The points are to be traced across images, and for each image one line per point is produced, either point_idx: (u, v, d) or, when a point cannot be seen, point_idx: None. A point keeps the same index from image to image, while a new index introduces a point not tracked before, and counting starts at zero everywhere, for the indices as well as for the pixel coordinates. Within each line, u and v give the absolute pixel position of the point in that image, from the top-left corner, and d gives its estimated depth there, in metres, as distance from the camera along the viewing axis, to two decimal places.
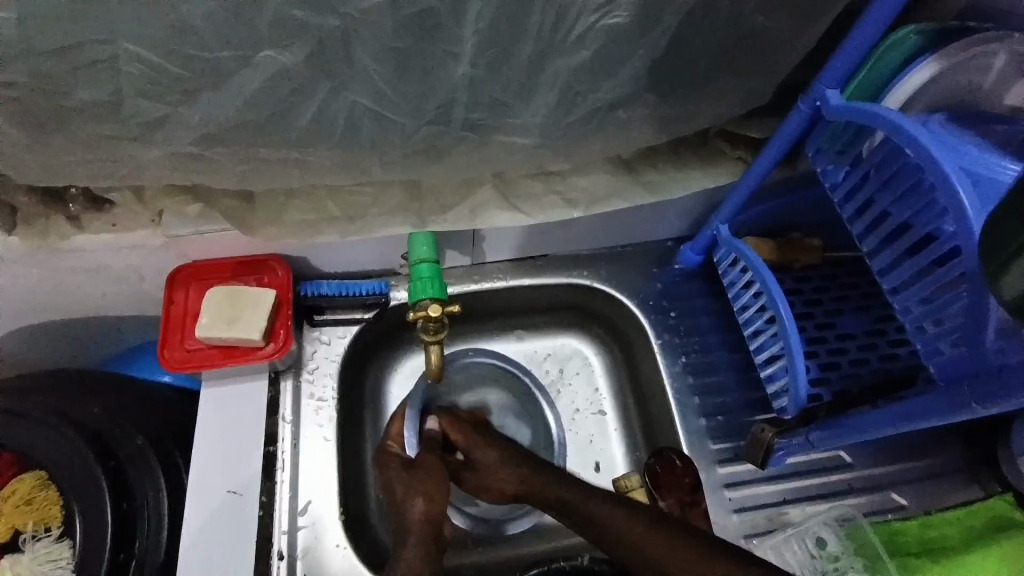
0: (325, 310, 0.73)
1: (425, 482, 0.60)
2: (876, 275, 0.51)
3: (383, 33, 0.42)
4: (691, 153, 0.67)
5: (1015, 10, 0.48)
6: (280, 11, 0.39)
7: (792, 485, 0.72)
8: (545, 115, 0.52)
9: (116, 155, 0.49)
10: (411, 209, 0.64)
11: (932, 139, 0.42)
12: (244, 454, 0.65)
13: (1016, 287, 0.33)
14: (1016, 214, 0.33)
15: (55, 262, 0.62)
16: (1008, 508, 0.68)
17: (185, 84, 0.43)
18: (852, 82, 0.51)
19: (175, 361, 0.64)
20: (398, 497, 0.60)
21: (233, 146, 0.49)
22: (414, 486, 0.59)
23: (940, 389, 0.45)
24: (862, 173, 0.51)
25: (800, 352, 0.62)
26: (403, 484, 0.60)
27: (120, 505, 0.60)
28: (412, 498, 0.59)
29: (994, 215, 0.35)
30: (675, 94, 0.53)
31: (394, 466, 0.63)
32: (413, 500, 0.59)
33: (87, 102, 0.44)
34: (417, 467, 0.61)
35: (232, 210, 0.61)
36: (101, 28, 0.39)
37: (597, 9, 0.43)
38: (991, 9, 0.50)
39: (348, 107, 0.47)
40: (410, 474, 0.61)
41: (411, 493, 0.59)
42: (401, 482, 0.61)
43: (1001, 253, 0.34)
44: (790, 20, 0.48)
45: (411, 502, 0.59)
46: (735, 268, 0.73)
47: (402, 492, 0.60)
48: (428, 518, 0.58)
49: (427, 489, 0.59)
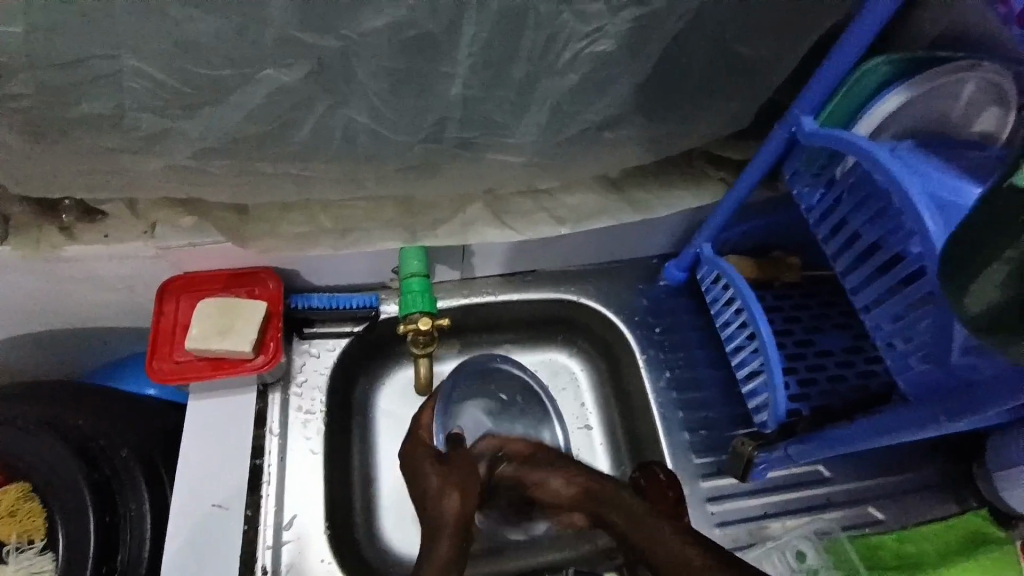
0: (316, 323, 0.74)
1: (458, 475, 0.60)
2: (850, 292, 0.53)
3: (381, 54, 0.44)
4: (676, 174, 0.69)
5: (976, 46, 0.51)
6: (284, 32, 0.41)
7: (773, 500, 0.72)
8: (536, 133, 0.53)
9: (114, 166, 0.50)
10: (404, 223, 0.66)
11: (899, 164, 0.45)
12: (229, 467, 0.65)
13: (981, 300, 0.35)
14: (977, 232, 0.35)
15: (46, 271, 0.62)
16: (984, 523, 0.70)
17: (187, 98, 0.44)
18: (827, 107, 0.53)
19: (163, 372, 0.64)
20: (432, 489, 0.59)
21: (232, 159, 0.50)
22: (448, 478, 0.59)
23: (912, 403, 0.47)
24: (835, 195, 0.53)
25: (780, 367, 0.64)
26: (435, 475, 0.60)
27: (104, 518, 0.59)
28: (448, 491, 0.58)
29: (956, 233, 0.37)
30: (660, 117, 0.55)
31: (425, 457, 0.62)
32: (446, 490, 0.58)
33: (89, 114, 0.45)
34: (451, 462, 0.61)
35: (226, 221, 0.62)
36: (109, 44, 0.40)
37: (585, 36, 0.45)
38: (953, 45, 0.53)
39: (344, 123, 0.49)
40: (445, 466, 0.60)
41: (446, 486, 0.58)
42: (434, 474, 0.60)
43: (963, 273, 0.36)
44: (766, 51, 0.51)
45: (441, 492, 0.58)
46: (717, 285, 0.75)
47: (436, 482, 0.59)
48: (462, 513, 0.56)
49: (462, 481, 0.59)
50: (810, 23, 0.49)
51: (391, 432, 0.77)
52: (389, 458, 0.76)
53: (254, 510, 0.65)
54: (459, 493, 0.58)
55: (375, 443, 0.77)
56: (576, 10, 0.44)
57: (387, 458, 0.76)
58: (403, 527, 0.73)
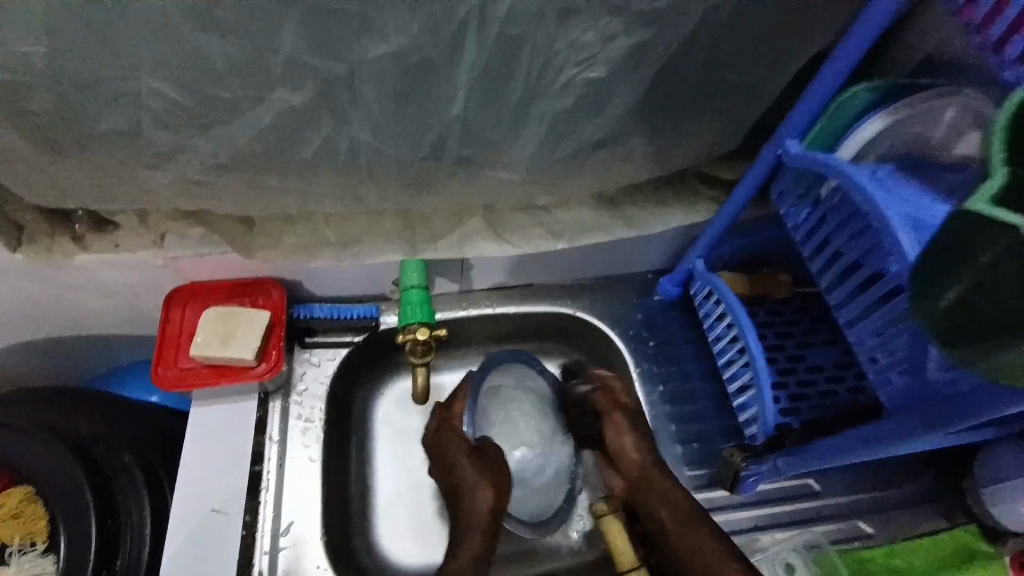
0: (317, 333, 0.76)
1: (493, 472, 0.65)
2: (834, 308, 0.55)
3: (385, 78, 0.46)
4: (670, 192, 0.71)
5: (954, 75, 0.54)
6: (293, 57, 0.43)
7: (764, 513, 0.74)
8: (532, 152, 0.56)
9: (127, 179, 0.52)
10: (404, 236, 0.68)
11: (877, 187, 0.47)
12: (229, 473, 0.66)
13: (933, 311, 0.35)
14: (945, 246, 0.34)
15: (56, 278, 0.64)
16: (974, 540, 0.71)
17: (199, 117, 0.47)
18: (811, 131, 0.55)
19: (168, 379, 0.65)
20: (467, 482, 0.64)
21: (240, 174, 0.53)
22: (483, 474, 0.65)
23: (893, 417, 0.48)
24: (819, 215, 0.55)
25: (769, 381, 0.66)
26: (466, 470, 0.65)
27: (105, 521, 0.60)
28: (482, 488, 0.64)
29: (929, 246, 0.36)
30: (652, 138, 0.58)
31: (460, 450, 0.67)
32: (478, 485, 0.64)
33: (106, 131, 0.47)
34: (485, 458, 0.67)
35: (232, 233, 0.64)
36: (128, 66, 0.42)
37: (579, 63, 0.48)
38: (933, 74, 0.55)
39: (349, 141, 0.51)
40: (479, 460, 0.66)
41: (481, 480, 0.64)
42: (469, 467, 0.66)
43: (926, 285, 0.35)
44: (753, 78, 0.54)
45: (472, 486, 0.64)
46: (709, 300, 0.76)
47: (465, 477, 0.65)
48: (494, 510, 0.63)
49: (495, 478, 0.65)
50: (795, 51, 0.52)
51: (389, 441, 0.79)
52: (387, 467, 0.77)
53: (253, 515, 0.66)
54: (492, 486, 0.64)
55: (373, 452, 0.78)
56: (569, 39, 0.46)
57: (384, 467, 0.77)
58: (398, 535, 0.74)
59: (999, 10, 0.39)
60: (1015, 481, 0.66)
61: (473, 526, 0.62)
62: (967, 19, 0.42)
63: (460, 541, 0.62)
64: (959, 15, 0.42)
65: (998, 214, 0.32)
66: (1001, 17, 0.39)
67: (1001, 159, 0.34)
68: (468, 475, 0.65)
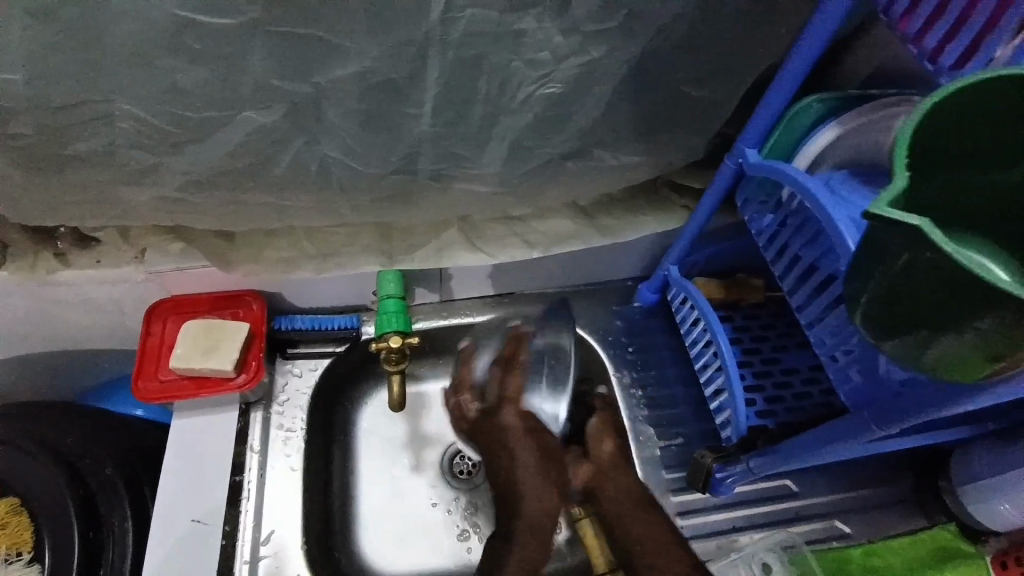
0: (299, 344, 0.76)
1: (555, 474, 0.64)
2: (796, 310, 0.57)
3: (351, 98, 0.48)
4: (643, 200, 0.72)
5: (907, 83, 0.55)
6: (261, 80, 0.45)
7: (744, 515, 0.74)
8: (500, 165, 0.58)
9: (107, 197, 0.54)
10: (381, 248, 0.69)
11: (826, 193, 0.49)
12: (211, 483, 0.67)
13: (878, 285, 0.35)
14: (869, 242, 0.36)
15: (40, 295, 0.66)
16: (952, 538, 0.71)
17: (175, 137, 0.48)
18: (769, 140, 0.57)
19: (148, 391, 0.66)
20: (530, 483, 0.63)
21: (217, 191, 0.55)
22: (548, 478, 0.64)
23: (851, 414, 0.50)
24: (779, 220, 0.57)
25: (741, 384, 0.67)
26: (525, 471, 0.64)
27: (87, 532, 0.61)
28: (546, 493, 0.63)
29: (859, 247, 0.37)
30: (618, 148, 0.59)
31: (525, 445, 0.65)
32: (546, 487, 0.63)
33: (84, 151, 0.49)
34: (546, 457, 0.65)
35: (213, 247, 0.66)
36: (103, 91, 0.44)
37: (536, 80, 0.50)
38: (889, 82, 0.57)
39: (319, 158, 0.53)
40: (543, 463, 0.64)
41: (545, 484, 0.63)
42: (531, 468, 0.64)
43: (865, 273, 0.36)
44: (710, 91, 0.56)
45: (535, 489, 0.63)
46: (685, 306, 0.78)
47: (523, 478, 0.64)
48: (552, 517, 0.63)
49: (558, 484, 0.64)
50: (748, 65, 0.54)
51: (374, 451, 0.80)
52: (372, 476, 0.78)
53: (233, 525, 0.66)
54: (555, 492, 0.63)
55: (357, 461, 0.79)
56: (525, 58, 0.48)
57: (368, 476, 0.78)
58: (383, 544, 0.75)
59: (933, 21, 0.41)
60: (989, 480, 0.66)
61: (534, 530, 0.62)
62: (903, 31, 0.43)
63: (519, 544, 0.61)
64: (895, 28, 0.44)
65: (892, 214, 0.32)
66: (936, 27, 0.41)
67: (905, 161, 0.34)
68: (535, 477, 0.64)
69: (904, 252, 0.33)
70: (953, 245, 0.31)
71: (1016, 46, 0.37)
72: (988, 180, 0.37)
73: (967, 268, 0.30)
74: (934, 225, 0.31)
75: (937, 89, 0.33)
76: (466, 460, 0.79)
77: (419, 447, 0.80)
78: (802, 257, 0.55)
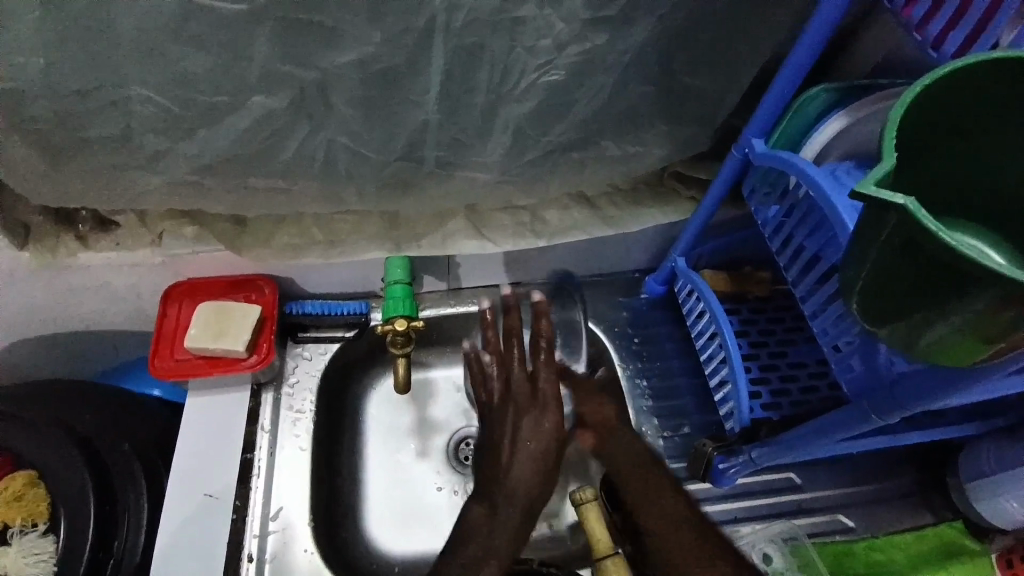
0: (309, 328, 0.78)
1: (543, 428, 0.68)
2: (799, 301, 0.56)
3: (354, 84, 0.49)
4: (648, 191, 0.72)
5: (919, 70, 0.54)
6: (267, 66, 0.47)
7: (743, 506, 0.74)
8: (502, 153, 0.58)
9: (121, 181, 0.56)
10: (388, 236, 0.71)
11: (829, 181, 0.48)
12: (221, 463, 0.69)
13: (877, 264, 0.35)
14: (867, 229, 0.35)
15: (61, 277, 0.68)
16: (958, 535, 0.71)
17: (186, 122, 0.50)
18: (776, 130, 0.57)
19: (164, 369, 0.69)
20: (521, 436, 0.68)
21: (226, 176, 0.56)
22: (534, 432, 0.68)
23: (851, 404, 0.50)
24: (784, 209, 0.56)
25: (744, 376, 0.67)
26: (532, 429, 0.68)
27: (103, 506, 0.64)
28: (530, 442, 0.67)
29: (857, 234, 0.37)
30: (621, 136, 0.60)
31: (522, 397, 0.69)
32: (546, 447, 0.68)
33: (100, 135, 0.51)
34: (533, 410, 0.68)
35: (225, 232, 0.68)
36: (117, 77, 0.46)
37: (537, 67, 0.50)
38: (900, 69, 0.56)
39: (325, 143, 0.54)
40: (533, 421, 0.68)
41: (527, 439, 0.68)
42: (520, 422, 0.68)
43: (865, 256, 0.36)
44: (712, 81, 0.56)
45: (539, 445, 0.67)
46: (691, 298, 0.77)
47: (528, 435, 0.67)
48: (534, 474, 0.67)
49: (547, 438, 0.68)
50: (751, 54, 0.54)
51: (380, 435, 0.81)
52: (378, 458, 0.80)
53: (243, 501, 0.69)
54: (546, 440, 0.68)
55: (364, 445, 0.81)
56: (526, 46, 0.49)
57: (374, 459, 0.80)
58: (388, 525, 0.76)
59: (934, 10, 0.43)
60: (997, 477, 0.65)
61: (534, 477, 0.67)
62: (906, 18, 0.46)
63: (502, 515, 0.65)
64: (899, 15, 0.46)
65: (880, 194, 0.32)
66: (935, 16, 0.43)
67: (892, 145, 0.34)
68: (544, 438, 0.68)
69: (898, 233, 0.33)
70: (939, 226, 0.31)
71: (1016, 32, 0.38)
72: (957, 167, 0.39)
73: (963, 253, 0.30)
74: (921, 206, 0.31)
75: (919, 78, 0.34)
76: (472, 447, 0.81)
77: (425, 433, 0.82)
78: (805, 248, 0.54)
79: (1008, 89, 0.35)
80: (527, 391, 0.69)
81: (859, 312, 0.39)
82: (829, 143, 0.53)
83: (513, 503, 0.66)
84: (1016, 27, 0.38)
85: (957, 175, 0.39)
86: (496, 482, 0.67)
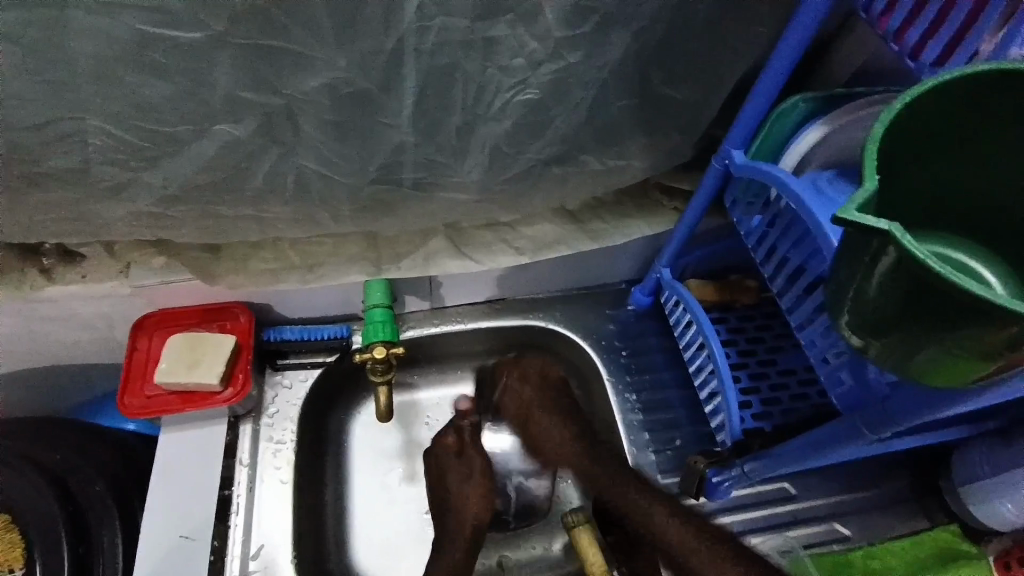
0: (289, 355, 0.76)
1: (478, 481, 0.74)
2: (786, 312, 0.56)
3: (322, 108, 0.48)
4: (631, 203, 0.71)
5: (895, 79, 0.54)
6: (230, 93, 0.46)
7: (740, 519, 0.73)
8: (480, 173, 0.57)
9: (82, 214, 0.54)
10: (369, 257, 0.69)
11: (811, 192, 0.47)
12: (199, 500, 0.66)
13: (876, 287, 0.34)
14: (854, 247, 0.35)
15: (25, 312, 0.66)
16: (952, 538, 0.69)
17: (148, 151, 0.49)
18: (755, 141, 0.56)
19: (134, 407, 0.66)
20: (454, 489, 0.73)
21: (193, 206, 0.54)
22: (467, 485, 0.73)
23: (843, 418, 0.49)
24: (767, 220, 0.55)
25: (734, 387, 0.66)
26: (461, 478, 0.74)
27: (76, 549, 0.62)
28: (471, 495, 0.73)
29: (846, 244, 0.36)
30: (601, 149, 0.59)
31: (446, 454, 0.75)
32: (484, 486, 0.74)
33: (55, 169, 0.49)
34: (466, 454, 0.75)
35: (197, 260, 0.66)
36: (71, 109, 0.44)
37: (512, 86, 0.50)
38: (877, 78, 0.56)
39: (296, 169, 0.53)
40: (462, 463, 0.75)
41: (465, 492, 0.73)
42: (453, 472, 0.74)
43: (858, 270, 0.35)
44: (689, 93, 0.56)
45: (473, 492, 0.73)
46: (678, 308, 0.75)
47: (459, 483, 0.74)
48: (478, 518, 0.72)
49: (479, 475, 0.74)
50: (726, 66, 0.54)
51: (366, 462, 0.79)
52: (365, 485, 0.77)
53: (222, 540, 0.66)
54: (482, 495, 0.73)
55: (349, 473, 0.78)
56: (500, 64, 0.48)
57: (360, 486, 0.77)
58: (375, 555, 0.74)
59: (912, 19, 0.43)
60: (992, 480, 0.64)
61: (474, 517, 0.72)
62: (883, 29, 0.46)
63: (451, 550, 0.69)
64: (876, 26, 0.46)
65: (862, 218, 0.32)
66: (915, 23, 0.43)
67: (874, 166, 0.33)
68: (473, 461, 0.75)
69: (881, 258, 0.33)
70: (927, 253, 0.30)
71: (996, 42, 0.38)
72: (935, 180, 0.39)
73: (942, 275, 0.30)
74: (903, 229, 0.31)
75: (900, 94, 0.34)
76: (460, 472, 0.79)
77: (412, 455, 0.80)
78: (789, 259, 0.53)
79: (986, 104, 0.35)
80: (452, 450, 0.75)
81: (847, 328, 0.38)
82: (809, 154, 0.52)
83: (461, 535, 0.70)
84: (996, 36, 0.38)
85: (934, 186, 0.39)
86: (445, 509, 0.73)
